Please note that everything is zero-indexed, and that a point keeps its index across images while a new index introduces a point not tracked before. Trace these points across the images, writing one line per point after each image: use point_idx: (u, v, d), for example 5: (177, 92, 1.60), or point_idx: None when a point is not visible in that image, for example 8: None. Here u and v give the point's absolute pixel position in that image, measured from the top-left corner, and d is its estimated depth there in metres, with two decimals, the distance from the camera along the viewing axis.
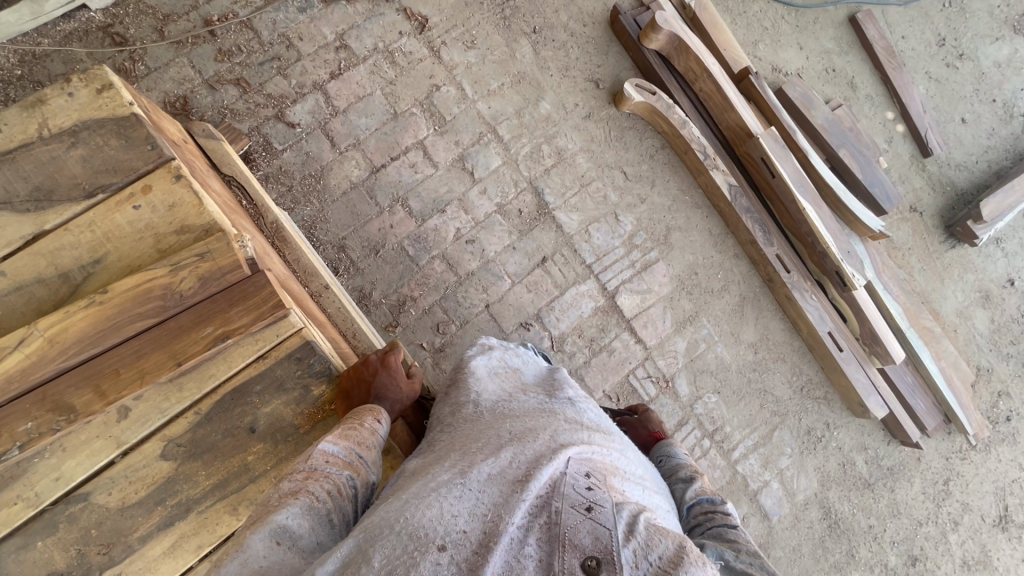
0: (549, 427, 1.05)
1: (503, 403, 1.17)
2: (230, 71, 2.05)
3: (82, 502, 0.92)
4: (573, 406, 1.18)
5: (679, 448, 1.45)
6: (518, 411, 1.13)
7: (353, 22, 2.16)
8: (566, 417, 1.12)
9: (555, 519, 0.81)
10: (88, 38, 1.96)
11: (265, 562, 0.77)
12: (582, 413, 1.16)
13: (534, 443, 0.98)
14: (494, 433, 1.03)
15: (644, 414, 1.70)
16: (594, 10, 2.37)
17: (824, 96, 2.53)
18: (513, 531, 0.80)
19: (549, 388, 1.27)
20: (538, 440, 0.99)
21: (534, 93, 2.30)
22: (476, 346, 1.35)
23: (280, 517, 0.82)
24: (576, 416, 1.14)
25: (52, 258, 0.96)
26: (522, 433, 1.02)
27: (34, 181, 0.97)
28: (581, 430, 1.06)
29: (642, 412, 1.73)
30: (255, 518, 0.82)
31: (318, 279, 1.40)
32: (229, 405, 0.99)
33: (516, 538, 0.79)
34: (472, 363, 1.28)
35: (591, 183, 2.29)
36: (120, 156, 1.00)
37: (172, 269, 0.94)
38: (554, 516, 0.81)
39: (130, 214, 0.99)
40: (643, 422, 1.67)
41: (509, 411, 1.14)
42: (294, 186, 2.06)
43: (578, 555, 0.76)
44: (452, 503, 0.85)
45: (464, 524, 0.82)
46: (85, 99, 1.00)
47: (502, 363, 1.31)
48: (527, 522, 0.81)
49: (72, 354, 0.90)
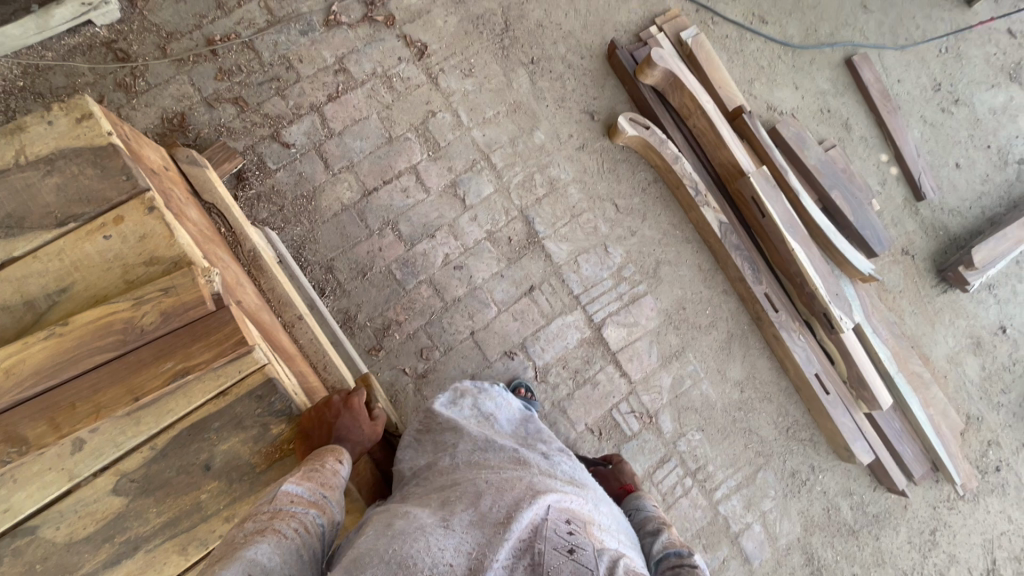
0: (525, 477, 1.05)
1: (478, 450, 1.15)
2: (229, 90, 2.07)
3: (28, 535, 0.91)
4: (546, 457, 1.18)
5: (650, 500, 1.47)
6: (494, 460, 1.11)
7: (354, 46, 2.19)
8: (540, 468, 1.11)
9: (540, 559, 0.81)
10: (91, 52, 1.99)
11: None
12: (555, 465, 1.16)
13: (513, 491, 0.97)
14: (472, 483, 1.01)
15: (619, 464, 1.74)
16: (593, 43, 2.41)
17: (818, 136, 2.54)
18: (499, 568, 0.79)
19: (522, 438, 1.27)
20: (517, 488, 0.98)
21: (529, 123, 2.32)
22: (449, 393, 1.35)
23: (249, 552, 0.77)
24: (549, 467, 1.13)
25: (19, 286, 0.96)
26: (500, 483, 0.99)
27: (6, 208, 0.98)
28: (556, 481, 1.07)
29: (616, 462, 1.76)
30: (220, 558, 0.77)
31: (292, 308, 1.42)
32: (186, 441, 0.98)
33: None
34: (445, 414, 1.28)
35: (582, 214, 2.30)
36: (95, 185, 1.01)
37: (135, 302, 0.94)
38: (538, 557, 0.81)
39: (100, 244, 0.99)
40: (616, 472, 1.71)
41: (484, 460, 1.12)
42: (285, 206, 2.07)
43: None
44: (438, 538, 0.83)
45: (451, 558, 0.80)
46: (65, 127, 1.02)
47: (475, 411, 1.32)
48: (511, 562, 0.81)
49: (26, 386, 0.89)
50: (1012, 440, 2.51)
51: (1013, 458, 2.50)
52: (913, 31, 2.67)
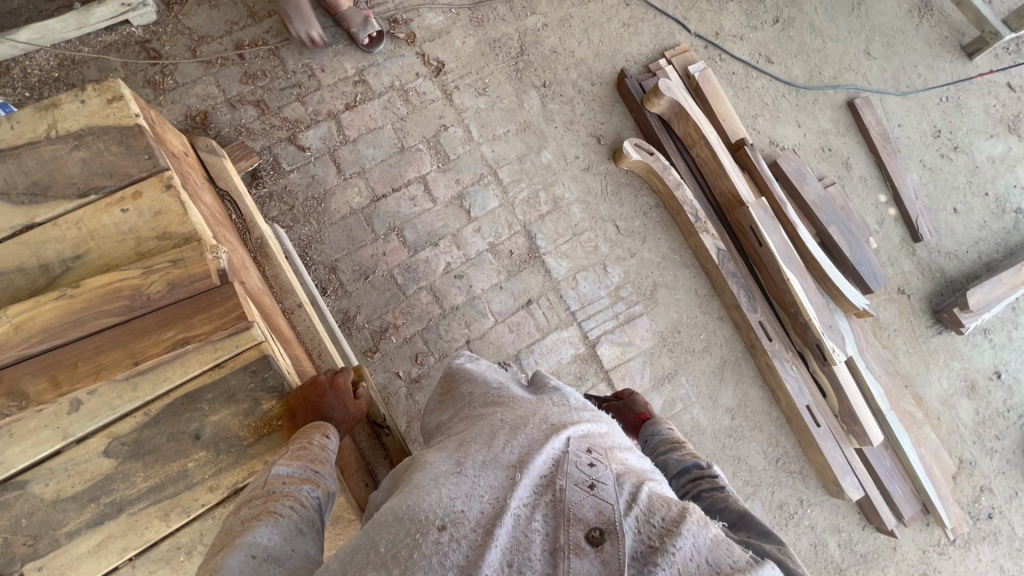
0: (541, 411, 0.97)
1: (493, 393, 1.07)
2: (252, 93, 2.17)
3: (18, 490, 0.95)
4: (559, 391, 1.09)
5: (667, 425, 1.44)
6: (509, 398, 1.04)
7: (374, 60, 2.29)
8: (554, 401, 1.02)
9: (561, 496, 0.77)
10: (125, 50, 2.09)
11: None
12: (569, 397, 1.06)
13: (528, 429, 0.90)
14: (487, 423, 0.94)
15: (629, 398, 1.67)
16: (603, 71, 2.50)
17: (818, 172, 2.61)
18: (518, 508, 0.76)
19: (535, 385, 1.17)
20: (532, 425, 0.92)
21: (537, 142, 2.40)
22: (463, 355, 1.26)
23: (249, 537, 0.79)
24: (563, 399, 1.04)
25: (36, 251, 1.02)
26: (515, 421, 0.93)
27: (33, 177, 1.04)
28: (572, 412, 0.98)
29: (626, 396, 1.69)
30: (223, 546, 0.79)
31: (292, 296, 1.46)
32: (178, 410, 1.02)
33: (523, 515, 0.75)
34: (459, 371, 1.19)
35: (583, 233, 2.35)
36: (119, 162, 1.07)
37: (144, 271, 0.99)
38: (559, 494, 0.77)
39: (118, 216, 1.05)
40: (628, 405, 1.64)
41: (500, 400, 1.04)
42: (295, 206, 2.13)
43: (581, 527, 0.72)
44: (450, 487, 0.80)
45: (463, 505, 0.78)
46: (96, 107, 1.08)
47: (480, 362, 1.22)
48: (532, 499, 0.78)
49: (35, 342, 0.94)
50: (1005, 487, 2.48)
51: (1006, 506, 2.47)
52: (915, 79, 2.76)
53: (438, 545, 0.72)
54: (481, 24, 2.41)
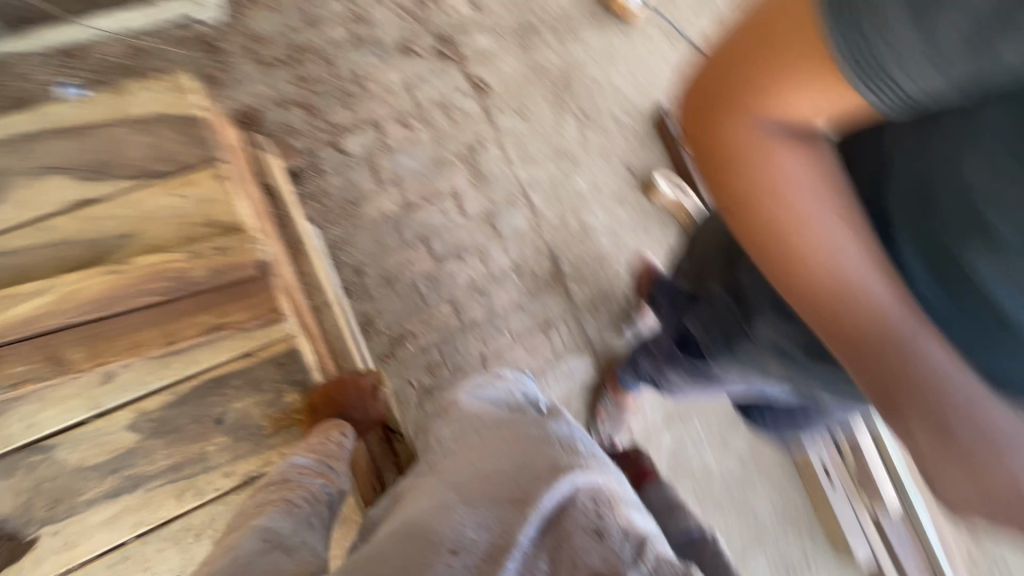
0: (549, 451, 0.98)
1: (502, 423, 1.08)
2: (302, 96, 2.25)
3: (44, 454, 0.95)
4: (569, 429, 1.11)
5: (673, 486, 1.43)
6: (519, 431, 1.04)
7: (422, 75, 2.38)
8: (561, 441, 1.03)
9: (568, 542, 0.80)
10: (188, 44, 2.19)
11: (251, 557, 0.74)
12: (578, 438, 1.08)
13: (536, 467, 0.92)
14: (497, 455, 0.96)
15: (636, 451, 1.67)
16: (642, 106, 2.55)
17: None
18: (526, 547, 0.79)
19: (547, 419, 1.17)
20: (541, 464, 0.93)
21: (571, 168, 2.43)
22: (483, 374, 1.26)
23: (264, 521, 0.81)
24: (571, 440, 1.05)
25: (91, 225, 1.06)
26: (524, 458, 0.95)
27: (98, 155, 1.10)
28: (578, 455, 0.99)
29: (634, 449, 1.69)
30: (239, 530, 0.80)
31: (321, 295, 1.49)
32: (206, 393, 1.04)
33: (529, 553, 0.78)
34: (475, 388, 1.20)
35: (607, 261, 2.37)
36: (180, 151, 1.13)
37: (189, 256, 1.03)
38: (565, 538, 0.81)
39: (171, 201, 1.10)
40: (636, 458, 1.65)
41: (510, 430, 1.05)
42: (330, 207, 2.19)
43: None
44: (459, 514, 0.82)
45: (473, 533, 0.80)
46: (165, 99, 1.16)
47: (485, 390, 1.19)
48: (539, 540, 0.81)
49: (77, 312, 0.96)
50: None
51: None
52: None
53: (448, 568, 0.73)
54: (527, 50, 2.49)
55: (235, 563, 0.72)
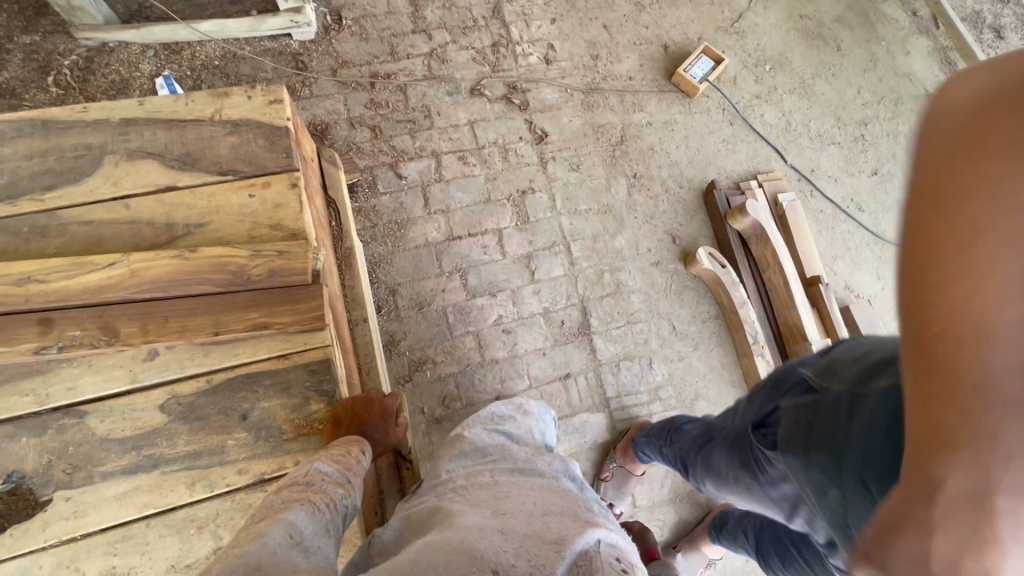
0: (571, 507, 1.00)
1: (520, 471, 1.16)
2: (372, 118, 2.37)
3: (78, 418, 1.01)
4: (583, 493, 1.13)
5: None
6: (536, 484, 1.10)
7: (486, 116, 2.48)
8: (580, 501, 1.06)
9: None
10: (279, 57, 2.36)
11: (279, 547, 0.74)
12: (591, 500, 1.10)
13: (563, 519, 0.94)
14: (520, 500, 1.00)
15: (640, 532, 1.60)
16: (693, 177, 2.59)
17: (891, 329, 2.53)
18: None
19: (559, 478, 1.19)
20: (568, 517, 0.95)
21: (614, 226, 2.47)
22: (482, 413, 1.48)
23: (290, 517, 0.81)
24: (587, 502, 1.07)
25: (169, 210, 1.13)
26: (548, 507, 0.98)
27: (189, 148, 1.18)
28: (597, 515, 1.01)
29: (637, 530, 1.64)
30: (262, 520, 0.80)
31: (360, 309, 1.53)
32: (237, 386, 1.07)
33: None
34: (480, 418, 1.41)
35: (637, 322, 2.36)
36: (261, 154, 1.19)
37: (253, 253, 1.07)
38: None
39: (244, 199, 1.16)
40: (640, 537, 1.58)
41: (525, 480, 1.11)
42: (377, 225, 2.27)
43: None
44: (498, 541, 0.82)
45: (513, 559, 0.78)
46: (258, 104, 1.23)
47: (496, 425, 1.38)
48: None
49: (142, 289, 1.03)
50: None
51: None
52: None
53: None
54: (589, 108, 2.59)
55: (263, 548, 0.72)
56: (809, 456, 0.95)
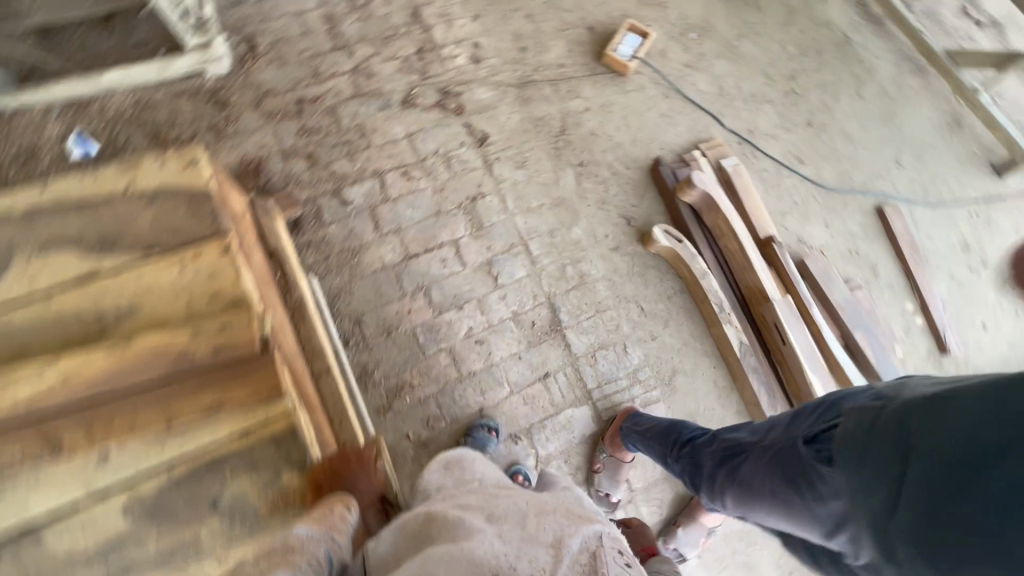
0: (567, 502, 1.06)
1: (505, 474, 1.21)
2: (306, 146, 2.29)
3: (32, 540, 0.95)
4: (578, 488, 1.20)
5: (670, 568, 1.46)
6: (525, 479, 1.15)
7: (423, 126, 2.43)
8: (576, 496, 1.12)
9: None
10: (196, 96, 2.25)
11: None
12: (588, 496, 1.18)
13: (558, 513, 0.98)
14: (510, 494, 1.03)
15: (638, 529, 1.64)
16: (638, 156, 2.61)
17: (845, 274, 2.63)
18: None
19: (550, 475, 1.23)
20: (560, 511, 0.99)
21: (569, 219, 2.47)
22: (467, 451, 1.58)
23: None
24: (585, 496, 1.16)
25: (94, 301, 1.07)
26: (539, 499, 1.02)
27: (105, 226, 1.12)
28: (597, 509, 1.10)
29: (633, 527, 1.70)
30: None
31: (322, 360, 1.49)
32: (200, 476, 1.03)
33: None
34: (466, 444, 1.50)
35: (606, 310, 2.38)
36: (185, 221, 1.14)
37: (192, 334, 1.02)
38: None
39: (175, 272, 1.10)
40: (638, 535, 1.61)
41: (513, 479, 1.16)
42: (330, 255, 2.21)
43: None
44: (497, 546, 0.86)
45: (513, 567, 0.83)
46: (171, 169, 1.16)
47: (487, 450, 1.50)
48: None
49: (78, 395, 0.97)
50: None
51: None
52: (945, 193, 2.81)
53: None
54: (525, 103, 2.56)
55: None
56: (867, 462, 1.04)
